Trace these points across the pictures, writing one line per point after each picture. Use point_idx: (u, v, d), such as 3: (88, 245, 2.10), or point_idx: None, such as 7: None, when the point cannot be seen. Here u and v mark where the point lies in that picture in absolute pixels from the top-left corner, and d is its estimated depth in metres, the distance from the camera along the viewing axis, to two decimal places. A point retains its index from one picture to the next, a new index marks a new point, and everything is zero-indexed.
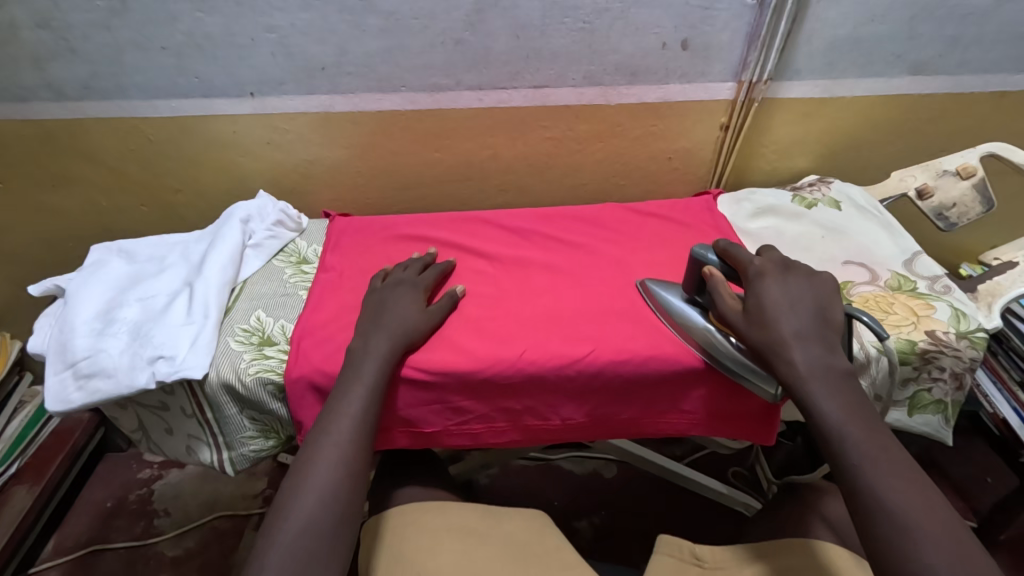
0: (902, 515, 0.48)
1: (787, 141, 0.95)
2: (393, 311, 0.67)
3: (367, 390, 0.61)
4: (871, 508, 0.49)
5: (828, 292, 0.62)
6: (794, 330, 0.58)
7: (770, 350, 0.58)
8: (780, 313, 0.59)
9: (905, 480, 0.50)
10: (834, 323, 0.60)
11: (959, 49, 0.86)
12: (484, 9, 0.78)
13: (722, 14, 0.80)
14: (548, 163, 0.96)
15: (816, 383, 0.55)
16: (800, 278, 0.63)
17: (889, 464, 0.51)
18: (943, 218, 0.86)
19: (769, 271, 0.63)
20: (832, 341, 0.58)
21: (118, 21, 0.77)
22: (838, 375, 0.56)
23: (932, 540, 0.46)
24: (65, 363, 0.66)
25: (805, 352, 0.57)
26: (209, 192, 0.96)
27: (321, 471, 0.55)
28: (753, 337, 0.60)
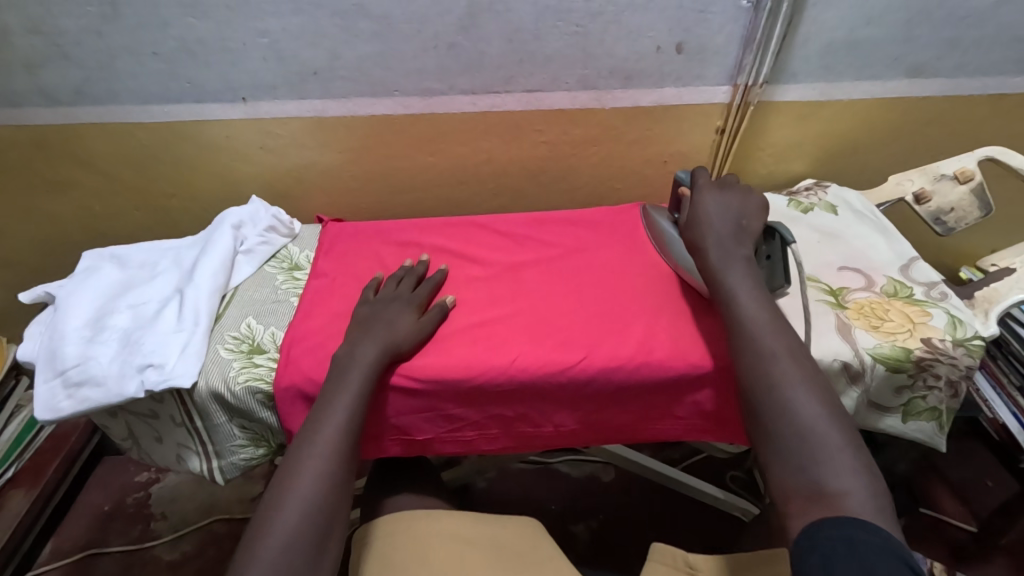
0: (768, 352, 0.57)
1: (783, 144, 0.95)
2: (383, 320, 0.67)
3: (354, 400, 0.60)
4: (747, 350, 0.58)
5: (755, 208, 0.68)
6: (715, 232, 0.65)
7: (692, 246, 0.66)
8: (707, 219, 0.66)
9: (774, 327, 0.58)
10: (754, 231, 0.66)
11: (957, 51, 0.85)
12: (477, 13, 0.78)
13: (717, 17, 0.80)
14: (543, 167, 0.96)
15: (726, 267, 0.63)
16: (733, 192, 0.69)
17: (768, 316, 0.59)
18: (941, 222, 0.84)
19: (708, 186, 0.69)
20: (745, 241, 0.65)
21: (109, 27, 0.77)
22: (747, 267, 0.63)
23: (787, 368, 0.55)
24: (55, 371, 0.66)
25: (721, 247, 0.64)
26: (203, 197, 0.95)
27: (305, 478, 0.55)
28: (685, 238, 0.68)
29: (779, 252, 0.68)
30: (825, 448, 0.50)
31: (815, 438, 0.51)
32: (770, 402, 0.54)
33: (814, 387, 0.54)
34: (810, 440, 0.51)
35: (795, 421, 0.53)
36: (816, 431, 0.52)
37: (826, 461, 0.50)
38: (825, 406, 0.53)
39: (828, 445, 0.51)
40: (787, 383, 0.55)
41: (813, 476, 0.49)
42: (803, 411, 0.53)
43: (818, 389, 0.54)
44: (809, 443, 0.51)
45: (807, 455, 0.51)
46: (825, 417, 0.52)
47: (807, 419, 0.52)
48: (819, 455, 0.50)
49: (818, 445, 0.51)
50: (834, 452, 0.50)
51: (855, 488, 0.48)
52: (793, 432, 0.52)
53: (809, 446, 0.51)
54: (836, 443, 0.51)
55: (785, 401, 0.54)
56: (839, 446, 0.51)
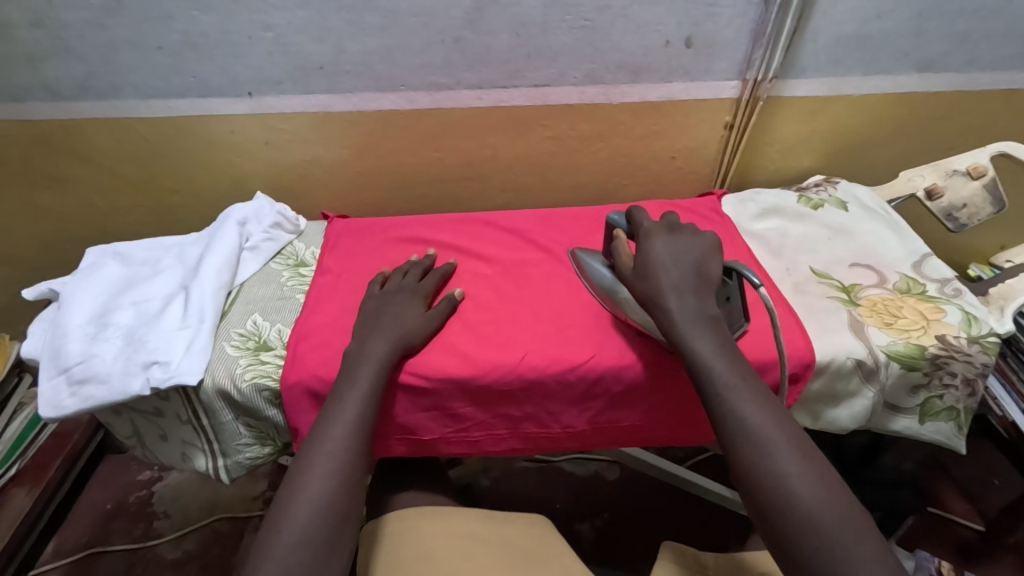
0: (768, 445, 0.52)
1: (793, 139, 0.94)
2: (393, 316, 0.66)
3: (363, 396, 0.60)
4: (746, 446, 0.52)
5: (710, 248, 0.64)
6: (673, 286, 0.60)
7: (651, 303, 0.61)
8: (660, 271, 0.61)
9: (767, 412, 0.53)
10: (714, 277, 0.61)
11: (967, 45, 0.84)
12: (484, 7, 0.77)
13: (726, 11, 0.79)
14: (549, 163, 0.95)
15: (693, 330, 0.58)
16: (685, 237, 0.64)
17: (757, 399, 0.54)
18: (952, 218, 0.84)
19: (656, 231, 0.65)
20: (705, 291, 0.60)
21: (113, 20, 0.76)
22: (712, 326, 0.58)
23: (794, 467, 0.51)
24: (58, 369, 0.65)
25: (681, 301, 0.59)
26: (208, 193, 0.95)
27: (314, 481, 0.54)
28: (638, 291, 0.62)
29: (738, 292, 0.64)
30: (855, 564, 0.46)
31: (842, 551, 0.47)
32: (782, 511, 0.49)
33: (826, 482, 0.50)
34: (837, 555, 0.47)
35: (816, 532, 0.48)
36: (841, 541, 0.47)
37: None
38: (842, 506, 0.49)
39: (857, 558, 0.46)
40: (798, 486, 0.50)
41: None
42: (821, 514, 0.48)
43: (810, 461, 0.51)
44: (837, 561, 0.46)
45: (838, 575, 0.46)
46: (845, 520, 0.48)
47: (826, 524, 0.48)
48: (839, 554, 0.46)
49: (847, 558, 0.46)
50: (866, 568, 0.46)
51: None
52: (816, 544, 0.47)
53: (838, 562, 0.46)
54: (866, 556, 0.46)
55: (799, 508, 0.49)
56: (868, 558, 0.46)
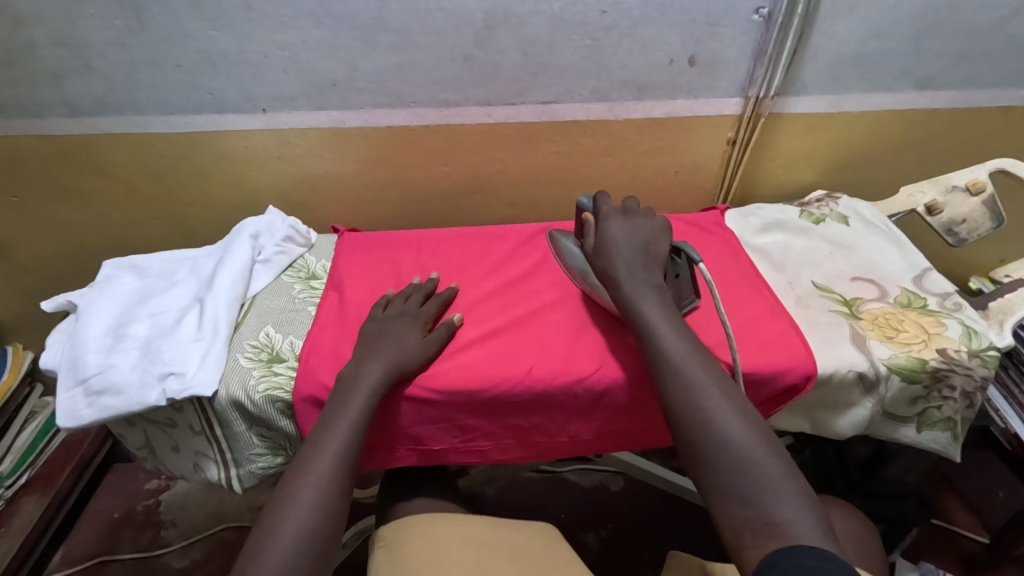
0: (693, 381, 0.55)
1: (794, 153, 0.95)
2: (393, 338, 0.67)
3: (352, 426, 0.60)
4: (674, 382, 0.55)
5: (659, 230, 0.68)
6: (623, 260, 0.64)
7: (602, 274, 0.65)
8: (613, 247, 0.65)
9: (696, 355, 0.57)
10: (661, 255, 0.66)
11: (965, 63, 0.85)
12: (494, 27, 0.79)
13: (729, 31, 0.81)
14: (555, 178, 0.97)
15: (639, 294, 0.62)
16: (638, 218, 0.68)
17: (689, 344, 0.58)
18: (952, 233, 0.85)
19: (613, 213, 0.69)
20: (654, 267, 0.64)
21: (135, 39, 0.78)
22: (657, 293, 0.62)
23: (715, 399, 0.53)
24: (76, 380, 0.67)
25: (630, 274, 0.63)
26: (221, 205, 0.97)
27: (297, 509, 0.55)
28: (595, 266, 0.67)
29: (687, 270, 0.70)
30: (766, 482, 0.48)
31: (752, 467, 0.49)
32: (701, 436, 0.52)
33: (743, 412, 0.53)
34: (749, 471, 0.49)
35: (730, 453, 0.50)
36: (753, 456, 0.50)
37: (769, 492, 0.48)
38: (756, 431, 0.51)
39: (766, 473, 0.49)
40: (718, 415, 0.52)
41: (758, 508, 0.47)
42: (738, 441, 0.51)
43: (732, 397, 0.54)
44: (747, 477, 0.49)
45: (753, 494, 0.48)
46: (759, 443, 0.50)
47: (744, 447, 0.50)
48: (754, 475, 0.49)
49: (758, 474, 0.49)
50: (773, 480, 0.48)
51: (798, 513, 0.46)
52: (734, 464, 0.50)
53: (748, 478, 0.49)
54: (775, 471, 0.49)
55: (720, 435, 0.51)
56: (777, 473, 0.49)
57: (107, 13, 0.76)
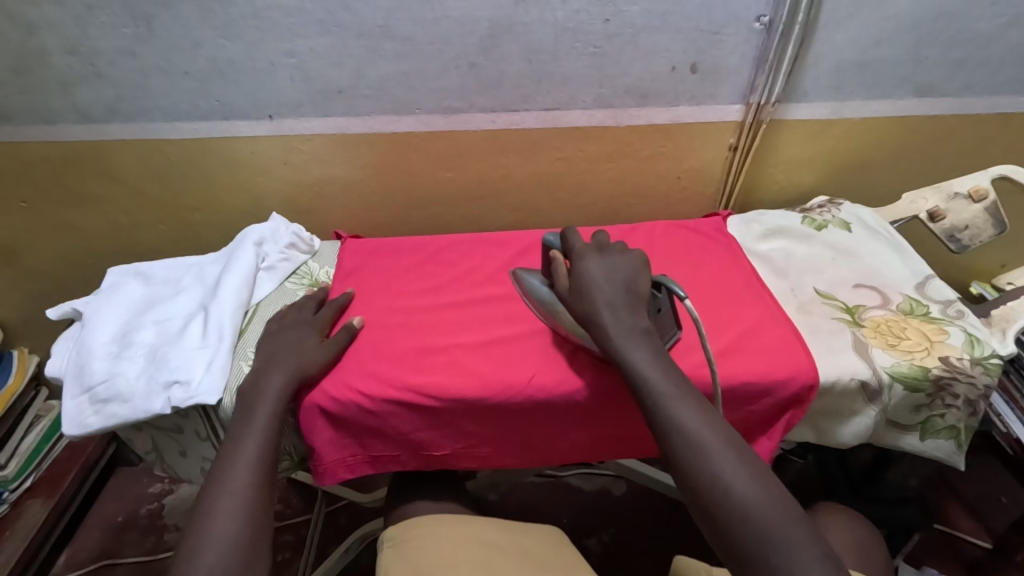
0: (704, 446, 0.52)
1: (795, 159, 0.95)
2: (297, 348, 0.68)
3: (265, 431, 0.60)
4: (682, 445, 0.53)
5: (638, 264, 0.65)
6: (606, 303, 0.61)
7: (586, 320, 0.62)
8: (595, 290, 0.62)
9: (703, 415, 0.54)
10: (644, 292, 0.63)
11: (964, 71, 0.85)
12: (498, 34, 0.79)
13: (731, 38, 0.81)
14: (558, 184, 0.97)
15: (627, 342, 0.59)
16: (614, 255, 0.66)
17: (692, 402, 0.55)
18: (955, 240, 0.86)
19: (587, 251, 0.66)
20: (639, 307, 0.62)
21: (144, 47, 0.79)
22: (647, 338, 0.60)
23: (729, 465, 0.51)
24: (83, 387, 0.67)
25: (614, 317, 0.61)
26: (225, 211, 0.97)
27: (219, 520, 0.53)
28: (575, 309, 0.64)
29: (668, 304, 0.66)
30: (792, 553, 0.47)
31: (773, 534, 0.48)
32: (719, 504, 0.50)
33: (757, 474, 0.51)
34: (771, 538, 0.48)
35: (750, 520, 0.49)
36: (775, 526, 0.48)
37: (797, 565, 0.46)
38: (771, 491, 0.50)
39: (790, 540, 0.47)
40: (735, 482, 0.50)
41: None
42: (757, 509, 0.49)
43: (744, 458, 0.52)
44: (771, 546, 0.48)
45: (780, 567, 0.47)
46: (782, 510, 0.49)
47: (765, 515, 0.49)
48: (779, 546, 0.47)
49: (780, 541, 0.47)
50: (796, 545, 0.47)
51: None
52: (758, 534, 0.48)
53: (772, 546, 0.47)
54: (796, 536, 0.48)
55: (738, 503, 0.50)
56: (798, 538, 0.47)
57: (118, 22, 0.76)
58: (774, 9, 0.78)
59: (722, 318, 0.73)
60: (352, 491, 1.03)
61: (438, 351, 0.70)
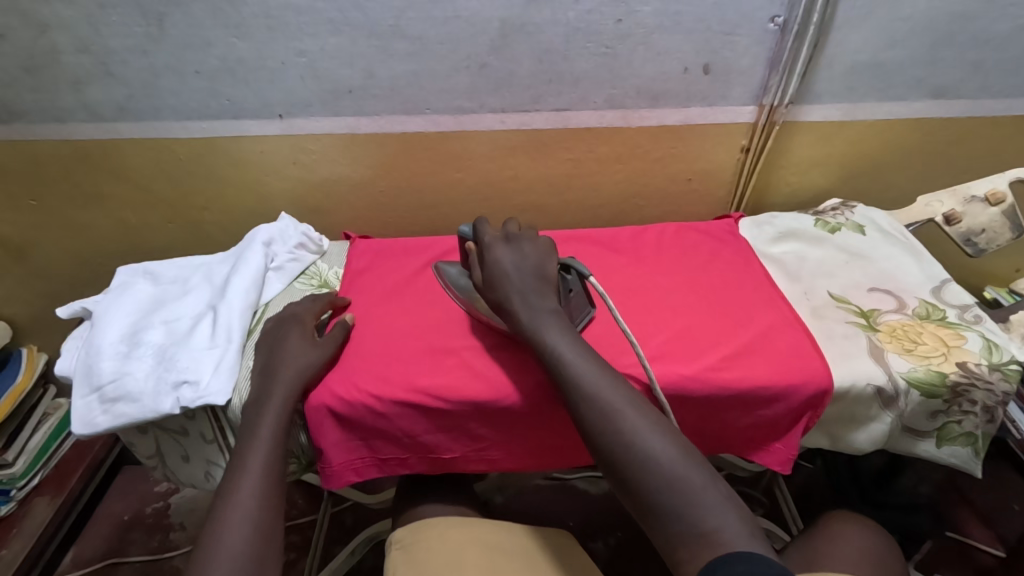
0: (606, 402, 0.54)
1: (806, 161, 0.94)
2: (292, 351, 0.67)
3: (272, 439, 0.60)
4: (589, 408, 0.54)
5: (545, 251, 0.67)
6: (517, 290, 0.63)
7: (500, 307, 0.64)
8: (506, 278, 0.64)
9: (606, 376, 0.56)
10: (553, 276, 0.66)
11: (980, 73, 0.84)
12: (510, 35, 0.79)
13: (743, 39, 0.80)
14: (568, 184, 0.96)
15: (540, 326, 0.60)
16: (521, 242, 0.67)
17: (596, 368, 0.57)
18: (971, 243, 0.84)
19: (496, 242, 0.67)
20: (548, 292, 0.64)
21: (155, 46, 0.79)
22: (557, 319, 0.61)
23: (630, 419, 0.53)
24: (91, 387, 0.67)
25: (526, 304, 0.62)
26: (234, 210, 0.97)
27: (234, 524, 0.54)
28: (490, 299, 0.65)
29: (578, 284, 0.69)
30: (688, 494, 0.48)
31: (677, 484, 0.49)
32: (626, 460, 0.51)
33: (657, 424, 0.53)
34: (674, 487, 0.49)
35: (654, 471, 0.50)
36: (674, 469, 0.50)
37: (695, 505, 0.48)
38: (674, 443, 0.51)
39: (691, 487, 0.49)
40: (637, 434, 0.52)
41: (690, 523, 0.47)
42: (658, 456, 0.50)
43: (646, 411, 0.54)
44: (674, 494, 0.49)
45: (679, 507, 0.48)
46: (680, 456, 0.50)
47: (665, 462, 0.50)
48: (678, 489, 0.49)
49: (681, 486, 0.49)
50: (697, 490, 0.48)
51: (727, 522, 0.47)
52: (659, 480, 0.49)
53: (676, 494, 0.49)
54: (698, 482, 0.49)
55: (639, 453, 0.51)
56: (701, 484, 0.49)
57: (130, 21, 0.77)
58: (788, 9, 0.77)
59: (733, 323, 0.72)
60: (359, 492, 1.02)
61: (448, 352, 0.70)
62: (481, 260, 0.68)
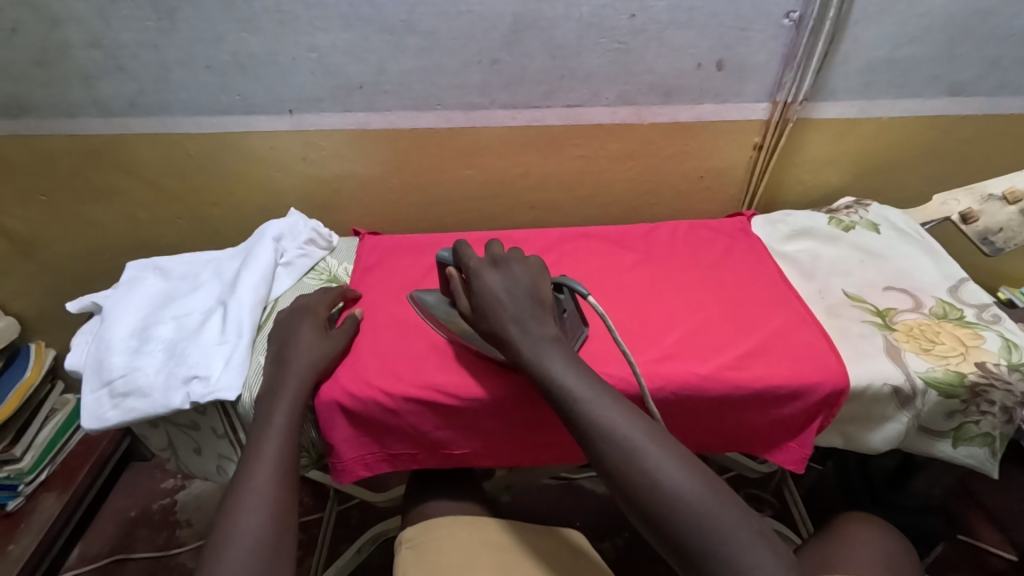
0: (624, 437, 0.52)
1: (820, 160, 0.94)
2: (301, 345, 0.66)
3: (286, 432, 0.60)
4: (606, 442, 0.53)
5: (536, 271, 0.64)
6: (512, 320, 0.60)
7: (497, 338, 0.60)
8: (500, 308, 0.60)
9: (619, 407, 0.55)
10: (548, 299, 0.62)
11: (998, 70, 0.83)
12: (522, 30, 0.78)
13: (758, 35, 0.79)
14: (579, 181, 0.96)
15: (542, 354, 0.58)
16: (509, 266, 0.64)
17: (610, 400, 0.55)
18: (988, 242, 0.83)
19: (483, 267, 0.64)
20: (545, 317, 0.61)
21: (165, 41, 0.79)
22: (558, 346, 0.59)
23: (650, 454, 0.51)
24: (101, 381, 0.67)
25: (525, 334, 0.59)
26: (243, 206, 0.97)
27: (246, 520, 0.53)
28: (485, 331, 0.62)
29: (572, 303, 0.66)
30: (719, 531, 0.48)
31: (705, 520, 0.48)
32: (650, 497, 0.50)
33: (677, 455, 0.52)
34: (704, 524, 0.48)
35: (683, 512, 0.49)
36: (701, 504, 0.49)
37: (727, 542, 0.47)
38: (700, 478, 0.50)
39: (723, 526, 0.48)
40: (659, 469, 0.51)
41: (724, 560, 0.47)
42: (682, 491, 0.49)
43: (664, 441, 0.53)
44: (707, 536, 0.48)
45: (711, 546, 0.47)
46: (705, 490, 0.49)
47: (691, 498, 0.49)
48: (708, 526, 0.48)
49: (710, 522, 0.48)
50: (727, 526, 0.48)
51: (760, 556, 0.46)
52: (687, 516, 0.49)
53: (705, 531, 0.48)
54: (727, 517, 0.48)
55: (664, 489, 0.50)
56: (732, 521, 0.48)
57: (140, 15, 0.76)
58: (804, 4, 0.76)
59: (746, 323, 0.71)
60: (365, 490, 1.01)
61: (456, 350, 0.69)
62: (468, 287, 0.64)
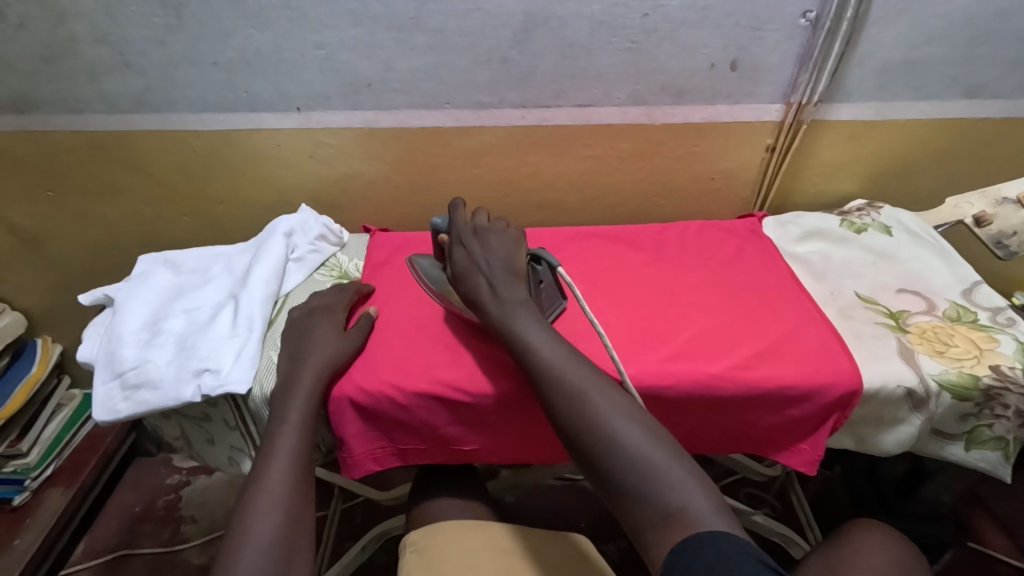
0: (572, 384, 0.53)
1: (833, 163, 0.93)
2: (316, 342, 0.66)
3: (299, 431, 0.59)
4: (557, 391, 0.54)
5: (514, 242, 0.67)
6: (486, 285, 0.63)
7: (471, 301, 0.64)
8: (473, 272, 0.64)
9: (576, 360, 0.56)
10: (523, 269, 0.65)
11: (1018, 71, 0.83)
12: (533, 28, 0.78)
13: (772, 35, 0.79)
14: (588, 182, 0.95)
15: (511, 316, 0.60)
16: (489, 236, 0.67)
17: (567, 353, 0.57)
18: (1002, 245, 0.83)
19: (465, 236, 0.67)
20: (519, 284, 0.63)
21: (173, 37, 0.79)
22: (527, 309, 0.61)
23: (593, 399, 0.52)
24: (113, 373, 0.67)
25: (495, 297, 0.62)
26: (251, 204, 0.97)
27: (259, 520, 0.53)
28: (462, 293, 0.65)
29: (549, 275, 0.70)
30: (651, 472, 0.47)
31: (641, 463, 0.48)
32: (590, 440, 0.51)
33: (621, 404, 0.52)
34: (638, 467, 0.48)
35: (619, 455, 0.49)
36: (637, 448, 0.49)
37: (658, 483, 0.47)
38: (641, 425, 0.50)
39: (655, 465, 0.48)
40: (599, 414, 0.51)
41: (653, 502, 0.46)
42: (620, 435, 0.50)
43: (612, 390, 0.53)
44: (639, 475, 0.48)
45: (642, 487, 0.47)
46: (642, 436, 0.50)
47: (628, 442, 0.49)
48: (641, 468, 0.48)
49: (645, 465, 0.48)
50: (662, 470, 0.47)
51: (693, 497, 0.46)
52: (623, 459, 0.49)
53: (639, 473, 0.48)
54: (663, 462, 0.48)
55: (605, 434, 0.50)
56: (666, 462, 0.48)
57: (148, 11, 0.77)
58: (821, 4, 0.76)
59: (757, 322, 0.71)
60: (370, 488, 1.00)
61: (463, 345, 0.69)
62: (450, 253, 0.68)
